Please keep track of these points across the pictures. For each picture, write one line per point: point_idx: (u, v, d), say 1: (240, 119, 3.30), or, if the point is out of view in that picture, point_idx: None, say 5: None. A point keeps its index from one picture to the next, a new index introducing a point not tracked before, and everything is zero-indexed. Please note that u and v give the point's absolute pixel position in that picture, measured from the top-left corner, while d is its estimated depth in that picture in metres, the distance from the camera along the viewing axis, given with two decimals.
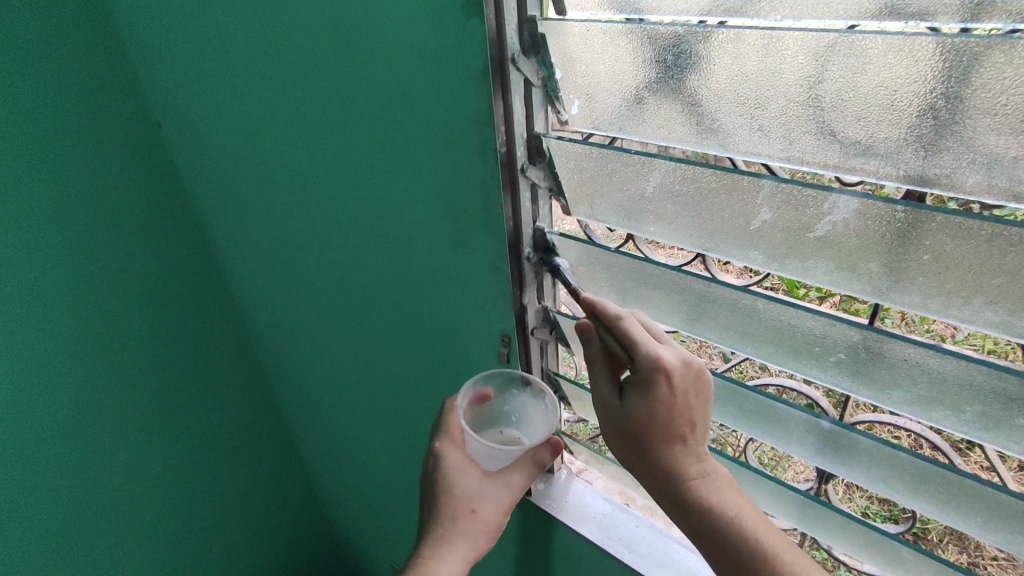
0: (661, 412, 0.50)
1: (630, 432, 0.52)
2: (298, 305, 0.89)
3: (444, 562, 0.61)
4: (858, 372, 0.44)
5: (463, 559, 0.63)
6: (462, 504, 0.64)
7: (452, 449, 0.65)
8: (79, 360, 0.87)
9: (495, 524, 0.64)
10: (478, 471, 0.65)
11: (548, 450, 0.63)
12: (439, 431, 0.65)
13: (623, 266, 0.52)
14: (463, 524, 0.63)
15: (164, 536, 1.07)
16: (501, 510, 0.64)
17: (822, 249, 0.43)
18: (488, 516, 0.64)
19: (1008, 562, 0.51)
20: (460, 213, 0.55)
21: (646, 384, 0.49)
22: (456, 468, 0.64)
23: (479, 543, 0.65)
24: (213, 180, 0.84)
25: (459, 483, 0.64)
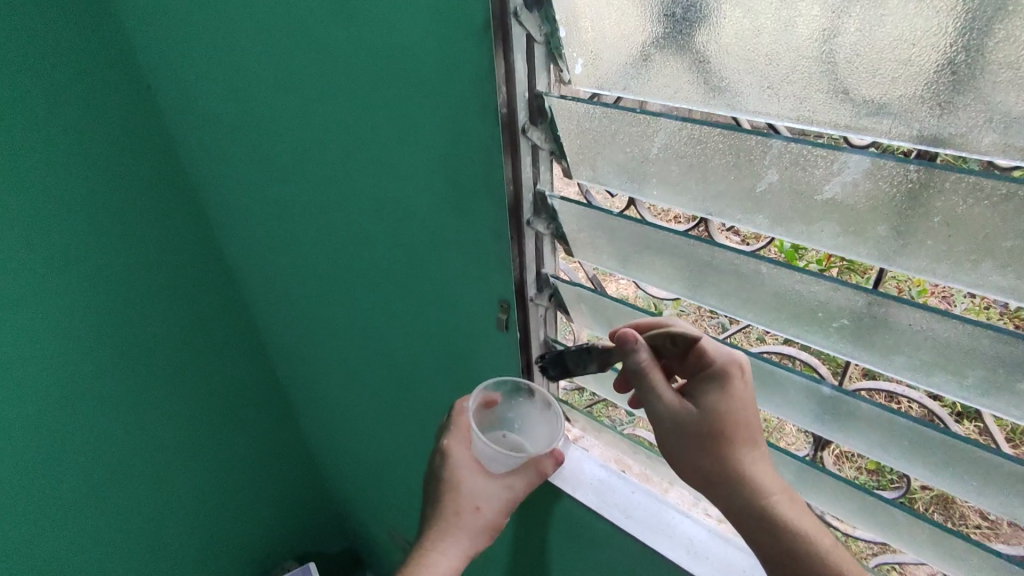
0: (738, 411, 0.50)
1: (707, 442, 0.51)
2: (293, 265, 0.92)
3: (444, 554, 0.65)
4: (861, 338, 0.42)
5: (461, 555, 0.66)
6: (465, 501, 0.67)
7: (460, 447, 0.68)
8: (111, 298, 0.96)
9: (494, 524, 0.68)
10: (483, 471, 0.68)
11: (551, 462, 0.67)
12: (448, 429, 0.69)
13: (623, 231, 0.51)
14: (465, 521, 0.66)
15: (182, 468, 1.18)
16: (501, 510, 0.67)
17: (828, 213, 0.39)
18: (490, 514, 0.67)
19: (990, 529, 0.53)
20: (462, 173, 0.55)
21: (721, 381, 0.49)
22: (464, 467, 0.67)
23: (480, 540, 0.68)
24: (203, 143, 0.88)
25: (465, 481, 0.67)
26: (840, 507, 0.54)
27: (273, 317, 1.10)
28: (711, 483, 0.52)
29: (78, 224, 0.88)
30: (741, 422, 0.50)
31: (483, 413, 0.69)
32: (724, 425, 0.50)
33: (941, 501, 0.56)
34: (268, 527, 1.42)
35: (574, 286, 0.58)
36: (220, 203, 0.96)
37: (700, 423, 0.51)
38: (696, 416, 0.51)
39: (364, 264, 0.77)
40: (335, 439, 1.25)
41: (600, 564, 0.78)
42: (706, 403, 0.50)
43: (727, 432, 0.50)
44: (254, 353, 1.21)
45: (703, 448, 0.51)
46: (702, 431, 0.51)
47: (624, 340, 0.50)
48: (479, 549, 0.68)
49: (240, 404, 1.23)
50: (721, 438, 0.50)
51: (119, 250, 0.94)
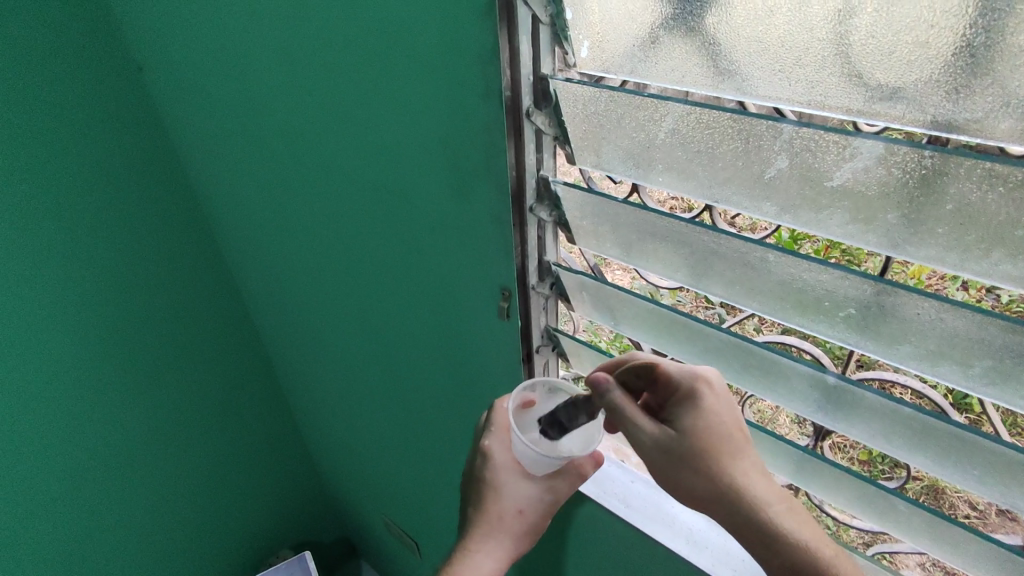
0: (716, 423, 0.51)
1: (693, 462, 0.52)
2: (288, 252, 0.91)
3: (485, 555, 0.68)
4: (867, 328, 0.42)
5: (502, 554, 0.70)
6: (507, 503, 0.69)
7: (501, 448, 0.68)
8: (102, 284, 0.95)
9: (535, 523, 0.70)
10: (524, 473, 0.69)
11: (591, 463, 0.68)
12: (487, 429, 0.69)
13: (627, 217, 0.50)
14: (507, 523, 0.69)
15: (175, 456, 1.18)
16: (542, 513, 0.70)
17: (837, 200, 0.38)
18: (531, 517, 0.70)
19: (979, 518, 0.54)
20: (463, 157, 0.54)
21: (692, 397, 0.52)
22: (503, 469, 0.69)
23: (520, 542, 0.71)
24: (197, 127, 0.87)
25: (504, 484, 0.69)
26: (840, 496, 0.54)
27: (268, 304, 1.09)
28: (713, 505, 0.52)
29: (68, 208, 0.87)
30: (720, 434, 0.52)
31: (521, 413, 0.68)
32: (708, 442, 0.52)
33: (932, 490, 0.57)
34: (263, 515, 1.41)
35: (576, 275, 0.57)
36: (214, 189, 0.95)
37: (682, 445, 0.52)
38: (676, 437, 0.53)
39: (362, 251, 0.76)
40: (331, 427, 1.24)
41: (597, 553, 0.78)
42: (683, 422, 0.52)
43: (710, 446, 0.51)
44: (248, 341, 1.20)
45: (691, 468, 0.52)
46: (688, 454, 0.52)
47: (596, 382, 0.54)
48: (519, 548, 0.72)
49: (234, 391, 1.22)
50: (706, 454, 0.51)
51: (111, 235, 0.93)
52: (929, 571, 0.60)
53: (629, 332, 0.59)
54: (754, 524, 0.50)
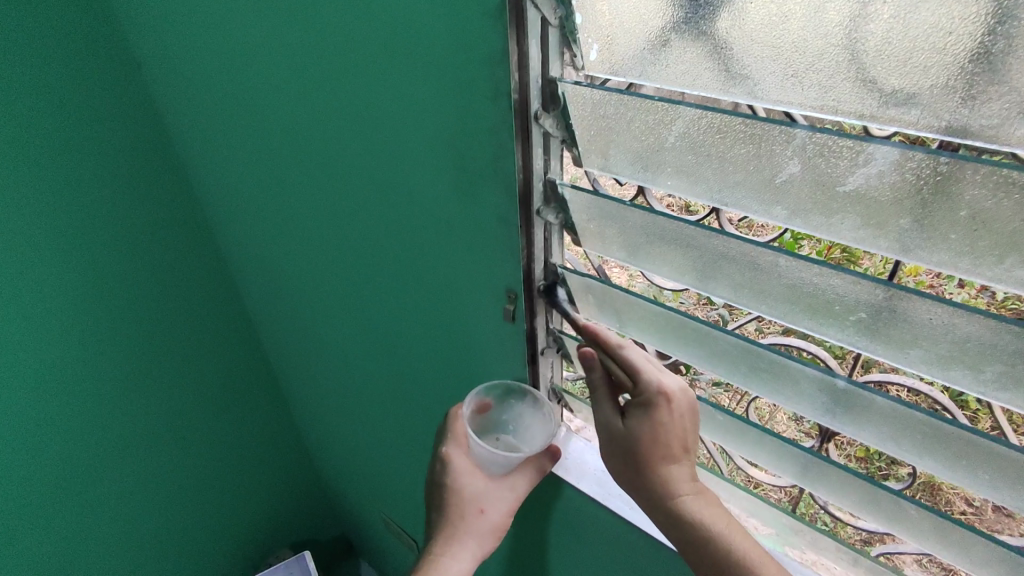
0: (662, 434, 0.56)
1: (631, 454, 0.58)
2: (289, 252, 0.90)
3: (455, 558, 0.70)
4: (878, 332, 0.42)
5: (472, 555, 0.71)
6: (469, 506, 0.71)
7: (459, 455, 0.70)
8: (100, 284, 0.94)
9: (500, 522, 0.72)
10: (483, 475, 0.71)
11: (547, 459, 0.71)
12: (445, 437, 0.71)
13: (635, 220, 0.50)
14: (473, 523, 0.71)
15: (173, 456, 1.17)
16: (504, 510, 0.71)
17: (849, 204, 0.38)
18: (494, 516, 0.71)
19: (973, 515, 0.55)
20: (469, 159, 0.54)
21: (651, 408, 0.55)
22: (464, 472, 0.70)
23: (486, 540, 0.72)
24: (196, 125, 0.86)
25: (467, 487, 0.70)
26: (846, 498, 0.54)
27: (267, 304, 1.08)
28: (639, 491, 0.60)
29: (64, 206, 0.86)
30: (665, 442, 0.56)
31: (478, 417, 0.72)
32: (646, 443, 0.57)
33: (927, 487, 0.58)
34: (260, 515, 1.41)
35: (582, 277, 0.57)
36: (214, 188, 0.94)
37: (628, 439, 0.58)
38: (625, 432, 0.58)
39: (364, 251, 0.76)
40: (331, 427, 1.24)
41: (600, 552, 0.78)
42: (635, 424, 0.57)
43: (651, 450, 0.57)
44: (248, 342, 1.20)
45: (631, 460, 0.59)
46: (631, 447, 0.58)
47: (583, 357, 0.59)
48: (486, 547, 0.73)
49: (234, 392, 1.22)
50: (648, 454, 0.57)
51: (108, 234, 0.92)
52: (924, 568, 0.61)
53: (635, 334, 0.59)
54: (663, 511, 0.58)
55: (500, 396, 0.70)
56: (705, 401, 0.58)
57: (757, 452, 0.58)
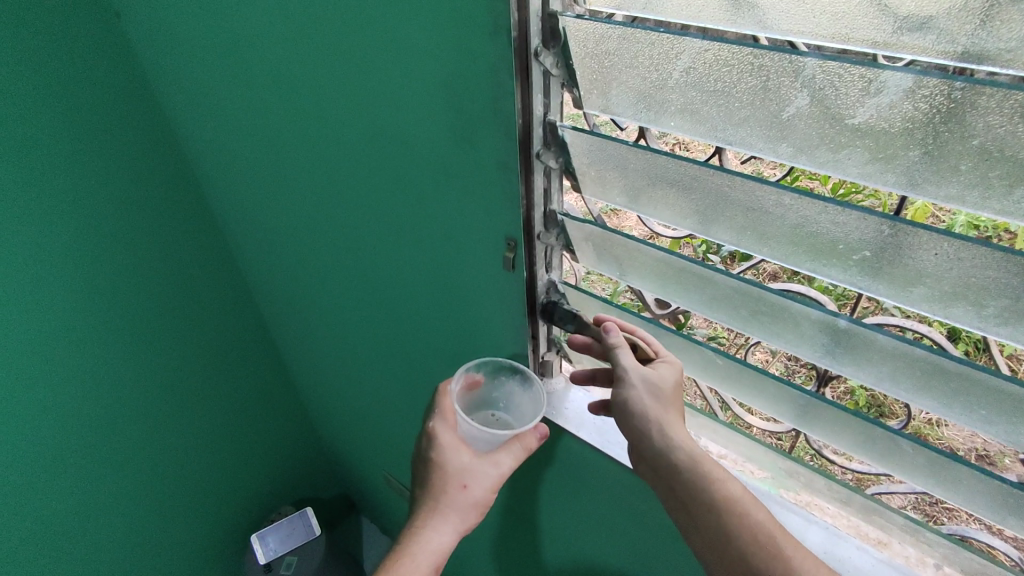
0: (681, 390, 0.60)
1: (663, 408, 0.58)
2: (281, 208, 0.89)
3: (435, 532, 0.67)
4: (882, 272, 0.42)
5: (453, 531, 0.68)
6: (453, 481, 0.68)
7: (445, 429, 0.69)
8: (86, 242, 0.92)
9: (484, 499, 0.69)
10: (468, 451, 0.69)
11: (535, 437, 0.69)
12: (433, 412, 0.70)
13: (638, 163, 0.49)
14: (455, 498, 0.68)
15: (170, 415, 1.18)
16: (488, 487, 0.68)
17: (857, 138, 0.38)
18: (478, 492, 0.68)
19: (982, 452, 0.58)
20: (467, 101, 0.53)
21: (673, 364, 0.60)
22: (449, 446, 0.69)
23: (469, 516, 0.69)
24: (179, 75, 0.83)
25: (451, 461, 0.68)
26: (841, 439, 0.55)
27: (260, 262, 1.08)
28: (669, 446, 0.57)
29: (42, 160, 0.84)
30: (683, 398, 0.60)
31: (466, 396, 0.75)
32: (674, 396, 0.58)
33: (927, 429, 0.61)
34: (261, 472, 1.43)
35: (582, 224, 0.57)
36: (200, 140, 0.93)
37: (663, 389, 0.58)
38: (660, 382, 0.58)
39: (358, 204, 0.75)
40: (327, 384, 1.25)
41: (599, 499, 0.80)
42: (669, 375, 0.59)
43: (678, 400, 0.59)
44: (242, 301, 1.20)
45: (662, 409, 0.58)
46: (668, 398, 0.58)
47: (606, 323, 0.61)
48: (470, 525, 0.70)
49: (229, 351, 1.22)
50: (677, 403, 0.59)
51: (90, 190, 0.90)
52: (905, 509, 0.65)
53: (634, 282, 0.59)
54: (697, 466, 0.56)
55: (489, 375, 0.73)
56: (705, 347, 0.57)
57: (756, 397, 0.59)
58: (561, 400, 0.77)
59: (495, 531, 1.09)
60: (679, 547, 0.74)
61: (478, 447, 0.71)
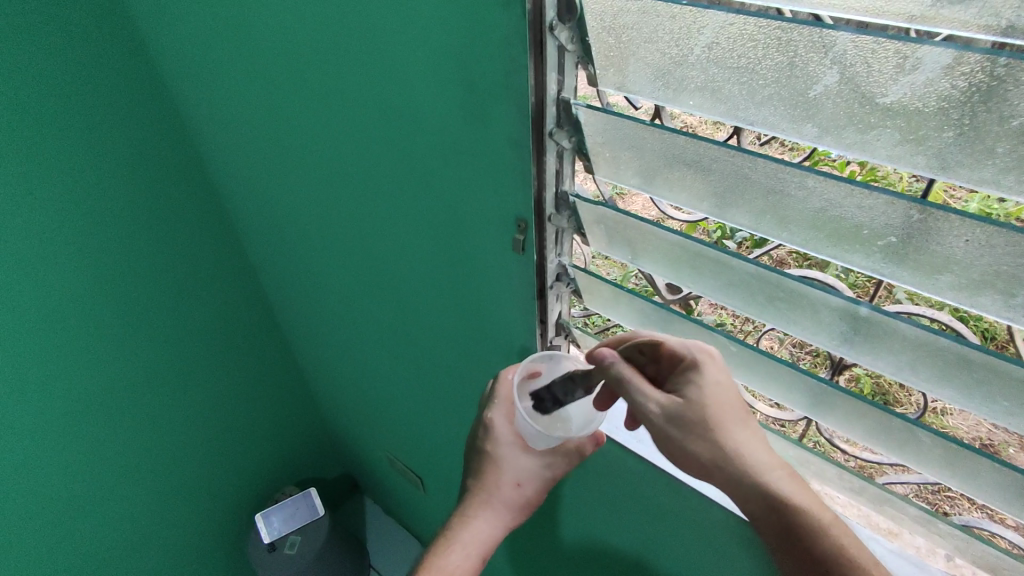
0: (720, 395, 0.56)
1: (691, 429, 0.57)
2: (286, 188, 0.88)
3: (483, 521, 0.74)
4: (906, 258, 0.40)
5: (500, 524, 0.75)
6: (507, 477, 0.74)
7: (502, 422, 0.73)
8: (87, 220, 0.91)
9: (531, 498, 0.76)
10: (522, 448, 0.75)
11: (591, 441, 0.70)
12: (492, 402, 0.72)
13: (653, 143, 0.47)
14: (505, 494, 0.74)
15: (175, 395, 1.18)
16: (537, 487, 0.75)
17: (888, 119, 0.36)
18: (528, 491, 0.75)
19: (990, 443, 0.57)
20: (478, 78, 0.51)
21: (697, 369, 0.57)
22: (505, 441, 0.74)
23: (516, 511, 0.76)
24: (182, 51, 0.82)
25: (505, 458, 0.74)
26: (855, 428, 0.54)
27: (265, 242, 1.07)
28: (710, 468, 0.57)
29: (40, 137, 0.82)
30: (723, 402, 0.57)
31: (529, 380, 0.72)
32: (707, 410, 0.57)
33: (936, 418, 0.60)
34: (266, 452, 1.44)
35: (595, 206, 0.55)
36: (204, 116, 0.91)
37: (683, 411, 0.57)
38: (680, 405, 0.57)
39: (365, 182, 0.73)
40: (332, 365, 1.25)
41: (605, 481, 0.80)
42: (690, 395, 0.56)
43: (713, 412, 0.57)
44: (248, 282, 1.19)
45: (689, 430, 0.57)
46: (698, 421, 0.57)
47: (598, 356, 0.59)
48: (516, 516, 0.77)
49: (235, 332, 1.22)
50: (713, 418, 0.56)
51: (91, 167, 0.89)
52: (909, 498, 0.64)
53: (647, 267, 0.57)
54: (744, 483, 0.55)
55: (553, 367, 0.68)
56: (718, 333, 0.57)
57: (768, 384, 0.58)
58: None
59: None
60: (687, 533, 0.74)
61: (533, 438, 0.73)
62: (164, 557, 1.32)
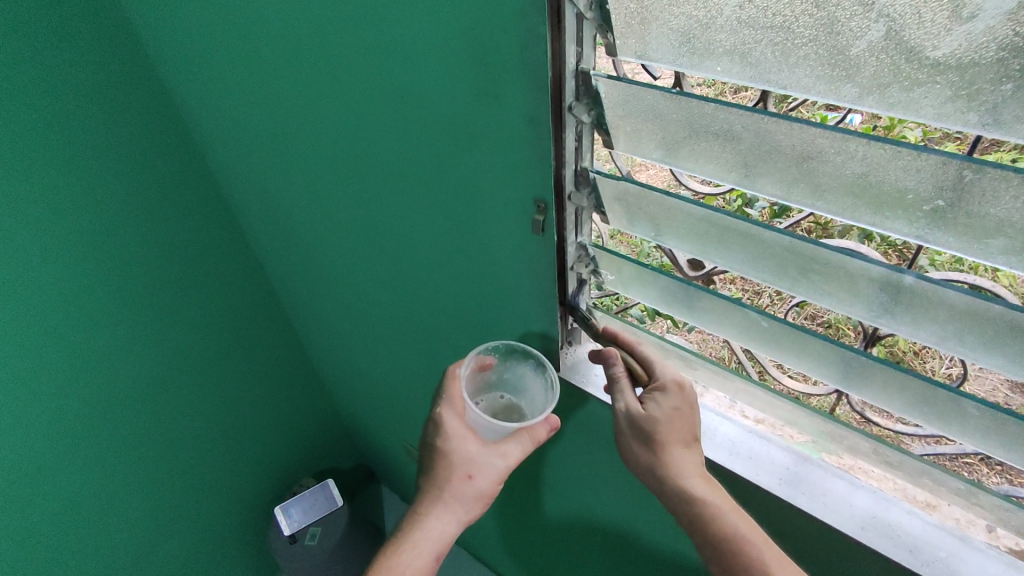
0: (676, 417, 0.62)
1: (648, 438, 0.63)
2: (293, 180, 0.86)
3: (438, 519, 0.71)
4: (954, 222, 0.38)
5: (457, 521, 0.72)
6: (459, 470, 0.72)
7: (452, 417, 0.73)
8: (89, 220, 0.89)
9: (488, 491, 0.73)
10: (476, 439, 0.74)
11: (543, 428, 0.72)
12: (441, 399, 0.73)
13: (679, 113, 0.45)
14: (461, 487, 0.72)
15: (188, 393, 1.17)
16: (493, 479, 0.73)
17: (937, 74, 0.34)
18: (482, 483, 0.72)
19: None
20: (490, 55, 0.49)
21: (666, 392, 0.63)
22: (456, 435, 0.73)
23: (473, 507, 0.73)
24: (178, 42, 0.79)
25: (458, 450, 0.72)
26: (891, 401, 0.52)
27: (271, 235, 1.05)
28: (651, 474, 0.64)
29: (40, 138, 0.80)
30: (678, 424, 0.63)
31: (475, 378, 0.77)
32: (664, 427, 0.62)
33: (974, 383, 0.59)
34: (281, 446, 1.44)
35: (617, 183, 0.53)
36: (203, 109, 0.88)
37: (646, 424, 0.62)
38: (645, 417, 0.62)
39: (373, 170, 0.71)
40: (344, 356, 1.24)
41: None
42: (653, 411, 0.62)
43: (669, 431, 0.62)
44: (255, 277, 1.18)
45: (646, 439, 0.63)
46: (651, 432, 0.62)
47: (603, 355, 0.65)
48: (474, 514, 0.74)
49: (246, 328, 1.21)
50: (668, 436, 0.62)
51: (87, 165, 0.86)
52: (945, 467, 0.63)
53: (670, 243, 0.55)
54: (674, 494, 0.62)
55: (501, 359, 0.75)
56: (749, 308, 0.54)
57: (796, 358, 0.56)
58: (590, 368, 0.75)
59: (520, 495, 1.09)
60: None
61: (485, 435, 0.74)
62: (184, 553, 1.32)
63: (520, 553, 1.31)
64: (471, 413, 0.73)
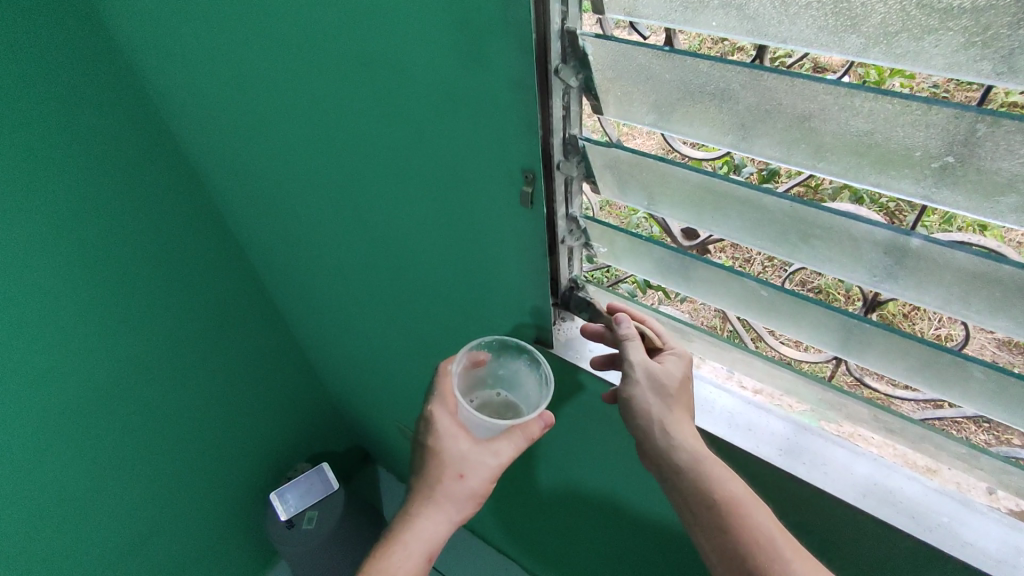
0: (688, 384, 0.62)
1: (665, 395, 0.61)
2: (271, 160, 0.82)
3: (429, 518, 0.69)
4: (963, 180, 0.37)
5: (448, 521, 0.70)
6: (450, 469, 0.70)
7: (445, 414, 0.71)
8: (61, 210, 0.85)
9: (481, 491, 0.70)
10: (467, 437, 0.71)
11: (537, 426, 0.70)
12: (432, 395, 0.73)
13: (672, 73, 0.43)
14: (452, 487, 0.69)
15: (176, 383, 1.14)
16: (485, 479, 0.70)
17: (950, 20, 0.31)
18: (474, 482, 0.70)
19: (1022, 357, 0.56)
20: (472, 16, 0.45)
21: (679, 357, 0.63)
22: (447, 433, 0.71)
23: (466, 506, 0.71)
24: (141, 16, 0.74)
25: (448, 448, 0.70)
26: (893, 367, 0.51)
27: (252, 218, 1.01)
28: (664, 448, 0.60)
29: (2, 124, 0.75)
30: (690, 391, 0.62)
31: (469, 375, 0.76)
32: (677, 389, 0.61)
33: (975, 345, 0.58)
34: (274, 432, 1.42)
35: (608, 149, 0.51)
36: (172, 87, 0.84)
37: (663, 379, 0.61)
38: (662, 371, 0.61)
39: (354, 147, 0.68)
40: (334, 340, 1.22)
41: (626, 436, 0.78)
42: (670, 369, 0.62)
43: (683, 394, 0.61)
44: (238, 262, 1.14)
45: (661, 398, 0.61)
46: (668, 389, 0.61)
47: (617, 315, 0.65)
48: (467, 514, 0.72)
49: (231, 315, 1.18)
50: (683, 397, 0.61)
51: (54, 152, 0.81)
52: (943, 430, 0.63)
53: (663, 213, 0.53)
54: (689, 479, 0.58)
55: (494, 354, 0.75)
56: (747, 277, 0.52)
57: (795, 327, 0.55)
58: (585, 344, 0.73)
59: (516, 472, 1.08)
60: None
61: (477, 433, 0.73)
62: (181, 543, 1.31)
63: (517, 528, 1.31)
64: (462, 409, 0.72)
